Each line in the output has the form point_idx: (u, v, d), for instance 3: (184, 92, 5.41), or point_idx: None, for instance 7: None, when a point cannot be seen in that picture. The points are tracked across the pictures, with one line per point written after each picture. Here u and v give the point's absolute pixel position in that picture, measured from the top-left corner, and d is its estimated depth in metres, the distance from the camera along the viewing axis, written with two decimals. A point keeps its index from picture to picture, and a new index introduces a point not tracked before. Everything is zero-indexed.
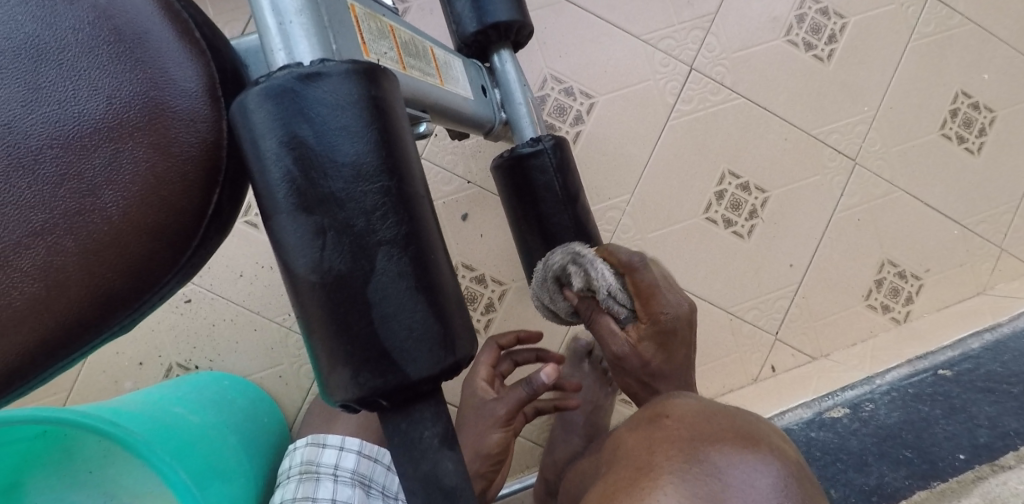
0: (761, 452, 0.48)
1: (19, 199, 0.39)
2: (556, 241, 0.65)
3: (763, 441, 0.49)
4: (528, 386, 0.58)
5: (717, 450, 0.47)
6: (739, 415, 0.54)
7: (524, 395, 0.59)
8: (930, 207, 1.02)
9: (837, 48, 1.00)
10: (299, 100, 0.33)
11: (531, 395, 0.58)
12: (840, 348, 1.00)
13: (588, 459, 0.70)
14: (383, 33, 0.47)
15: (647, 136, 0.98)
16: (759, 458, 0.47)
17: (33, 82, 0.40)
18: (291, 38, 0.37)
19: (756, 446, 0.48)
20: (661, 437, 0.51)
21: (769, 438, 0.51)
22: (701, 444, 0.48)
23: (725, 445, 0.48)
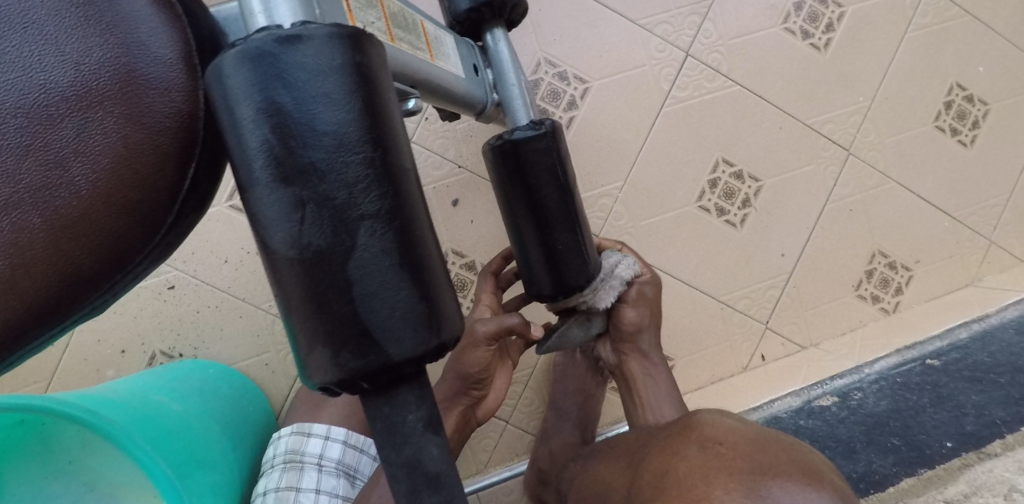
0: (823, 490, 0.50)
1: None
2: (554, 229, 0.64)
3: (825, 478, 0.52)
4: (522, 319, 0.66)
5: (779, 487, 0.49)
6: (793, 447, 0.56)
7: (514, 322, 0.66)
8: (922, 199, 1.01)
9: (834, 37, 0.99)
10: (278, 65, 0.31)
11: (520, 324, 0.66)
12: (830, 338, 0.99)
13: (607, 467, 0.70)
14: (371, 2, 0.45)
15: (641, 122, 0.96)
16: (821, 496, 0.49)
17: None
18: (270, 1, 0.35)
19: (817, 483, 0.50)
20: (719, 467, 0.53)
21: (827, 474, 0.53)
22: (760, 478, 0.50)
23: (788, 479, 0.50)
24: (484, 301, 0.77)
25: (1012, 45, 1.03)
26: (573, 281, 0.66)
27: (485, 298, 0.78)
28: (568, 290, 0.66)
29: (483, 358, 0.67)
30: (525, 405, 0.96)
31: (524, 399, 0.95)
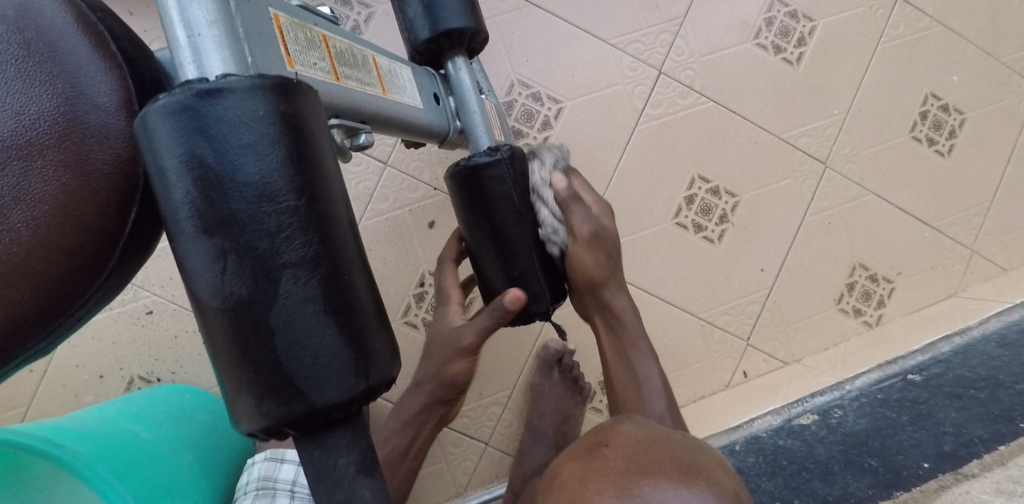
0: (699, 489, 0.45)
1: None
2: (512, 253, 0.64)
3: (704, 476, 0.47)
4: (494, 312, 0.63)
5: (652, 486, 0.44)
6: (682, 444, 0.51)
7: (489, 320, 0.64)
8: (900, 210, 1.01)
9: (807, 51, 0.99)
10: (199, 118, 0.32)
11: (496, 320, 0.63)
12: (812, 353, 0.98)
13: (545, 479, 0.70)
14: (316, 43, 0.45)
15: (615, 141, 0.97)
16: (696, 495, 0.45)
17: None
18: (202, 53, 0.35)
19: (693, 481, 0.46)
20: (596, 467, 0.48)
21: (711, 471, 0.48)
22: (634, 477, 0.45)
23: (662, 479, 0.45)
24: (453, 298, 0.74)
25: (986, 54, 1.03)
26: (527, 309, 0.65)
27: (456, 295, 0.75)
28: (525, 317, 0.66)
29: (467, 370, 0.70)
30: (504, 427, 0.96)
31: (504, 421, 0.96)
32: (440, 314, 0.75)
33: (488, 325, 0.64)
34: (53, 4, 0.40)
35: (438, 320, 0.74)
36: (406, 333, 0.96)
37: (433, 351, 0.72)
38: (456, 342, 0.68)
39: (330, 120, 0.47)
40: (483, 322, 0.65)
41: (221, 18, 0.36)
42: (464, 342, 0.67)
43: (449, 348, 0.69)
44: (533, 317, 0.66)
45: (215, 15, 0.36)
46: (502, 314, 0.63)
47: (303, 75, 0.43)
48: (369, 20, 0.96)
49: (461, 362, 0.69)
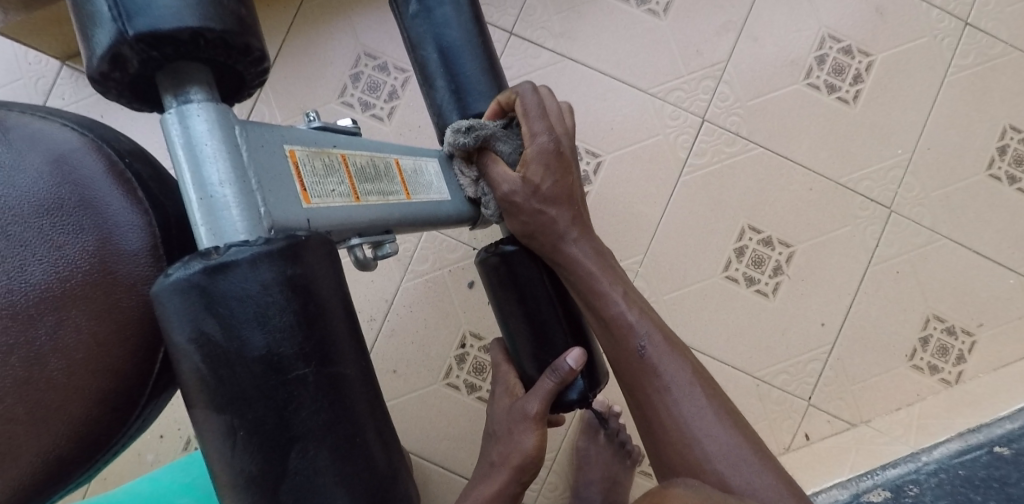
0: None
1: None
2: (548, 339, 0.62)
3: None
4: (554, 373, 0.61)
5: None
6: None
7: (551, 385, 0.61)
8: (980, 255, 0.93)
9: (863, 88, 0.94)
10: (206, 296, 0.31)
11: (558, 383, 0.61)
12: (883, 414, 0.91)
13: None
14: (335, 166, 0.45)
15: (658, 193, 0.93)
16: None
17: None
18: (214, 213, 0.35)
19: None
20: None
21: None
22: None
23: None
24: (504, 372, 0.69)
25: None
26: (566, 399, 0.62)
27: (507, 367, 0.70)
28: (563, 406, 0.63)
29: (534, 444, 0.63)
30: (550, 490, 0.92)
31: (549, 484, 0.92)
32: (493, 394, 0.70)
33: (548, 388, 0.61)
34: (93, 155, 0.41)
35: (495, 403, 0.70)
36: (448, 394, 0.94)
37: (500, 435, 0.68)
38: (518, 417, 0.64)
39: (351, 239, 0.47)
40: (545, 388, 0.61)
41: (236, 174, 0.36)
42: (529, 413, 0.63)
43: (512, 424, 0.65)
44: (571, 405, 0.63)
45: (229, 171, 0.36)
46: (564, 375, 0.60)
47: (321, 207, 0.42)
48: (406, 83, 0.97)
49: (530, 437, 0.63)
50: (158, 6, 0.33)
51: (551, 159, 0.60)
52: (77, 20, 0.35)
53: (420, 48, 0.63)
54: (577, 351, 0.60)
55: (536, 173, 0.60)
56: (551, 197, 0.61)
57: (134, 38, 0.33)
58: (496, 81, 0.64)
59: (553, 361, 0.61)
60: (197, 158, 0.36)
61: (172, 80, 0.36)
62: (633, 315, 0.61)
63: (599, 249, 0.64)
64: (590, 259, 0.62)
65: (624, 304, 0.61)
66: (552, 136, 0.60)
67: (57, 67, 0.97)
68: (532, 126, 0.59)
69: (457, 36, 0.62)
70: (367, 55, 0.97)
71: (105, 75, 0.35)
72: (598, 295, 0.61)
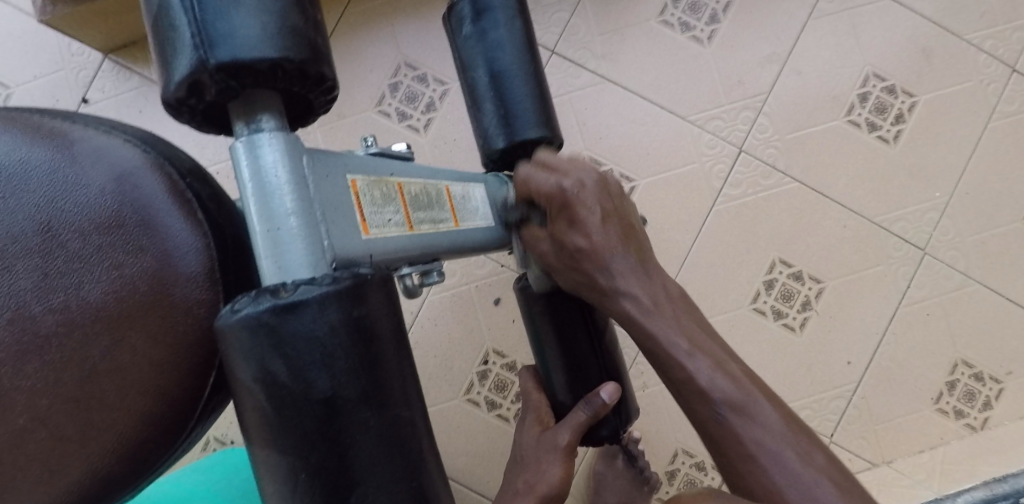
0: None
1: (30, 386, 0.37)
2: (582, 371, 0.63)
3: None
4: (587, 406, 0.61)
5: None
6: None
7: (583, 417, 0.62)
8: (1013, 303, 0.92)
9: (905, 128, 0.93)
10: (274, 336, 0.31)
11: (589, 416, 0.61)
12: (905, 457, 0.90)
13: None
14: (392, 195, 0.45)
15: (690, 221, 0.92)
16: None
17: (43, 268, 0.38)
18: (280, 246, 0.35)
19: None
20: None
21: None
22: None
23: None
24: (536, 401, 0.70)
25: None
26: (598, 432, 0.63)
27: (538, 395, 0.71)
28: (593, 439, 0.64)
29: (560, 475, 0.66)
30: None
31: None
32: (523, 420, 0.72)
33: (580, 420, 0.62)
34: (153, 174, 0.41)
35: (524, 431, 0.72)
36: (468, 410, 0.94)
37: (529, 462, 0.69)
38: (549, 446, 0.66)
39: (403, 268, 0.47)
40: (576, 419, 0.62)
41: (302, 206, 0.36)
42: (559, 443, 0.64)
43: (542, 453, 0.67)
44: (601, 441, 0.63)
45: (297, 204, 0.36)
46: (597, 410, 0.61)
47: (378, 237, 0.42)
48: (444, 96, 0.97)
49: (558, 467, 0.65)
50: (240, 36, 0.33)
51: (578, 215, 0.55)
52: (154, 44, 0.34)
53: (471, 69, 0.65)
54: (611, 386, 0.60)
55: (563, 232, 0.56)
56: (586, 252, 0.55)
57: (214, 67, 0.32)
58: (545, 108, 0.65)
59: (588, 394, 0.62)
60: (266, 189, 0.35)
61: (244, 108, 0.36)
62: (698, 362, 0.53)
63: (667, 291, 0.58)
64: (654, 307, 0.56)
65: (692, 354, 0.53)
66: (567, 188, 0.55)
67: (99, 60, 0.98)
68: (544, 183, 0.55)
69: (509, 60, 0.64)
70: (408, 65, 0.97)
71: (181, 100, 0.34)
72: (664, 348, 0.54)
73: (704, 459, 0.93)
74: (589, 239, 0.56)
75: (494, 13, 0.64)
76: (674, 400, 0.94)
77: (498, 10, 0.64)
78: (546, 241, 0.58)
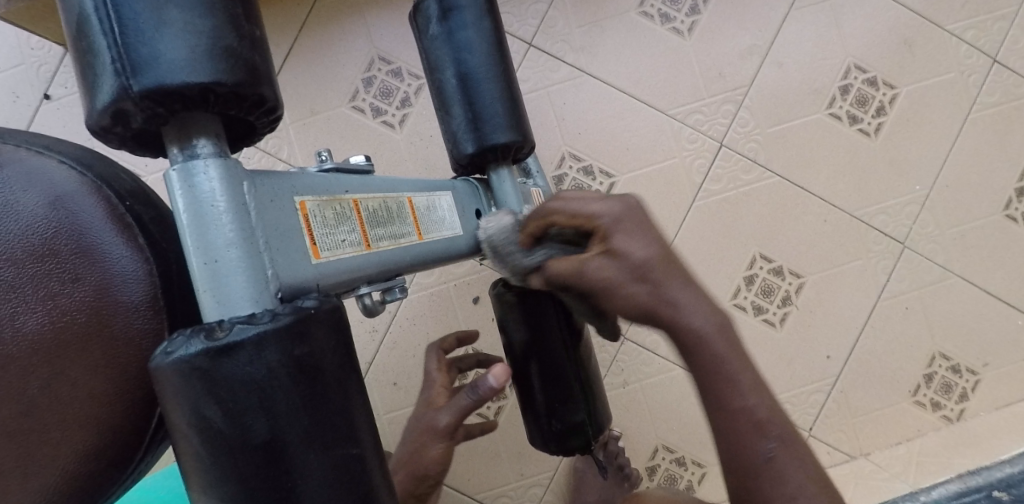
0: None
1: None
2: (554, 380, 0.62)
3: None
4: (473, 391, 0.59)
5: None
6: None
7: (467, 400, 0.60)
8: (990, 295, 0.92)
9: (886, 121, 0.92)
10: (208, 380, 0.29)
11: (475, 400, 0.59)
12: (881, 448, 0.90)
13: None
14: (347, 214, 0.43)
15: (669, 218, 0.92)
16: None
17: None
18: (219, 279, 0.33)
19: None
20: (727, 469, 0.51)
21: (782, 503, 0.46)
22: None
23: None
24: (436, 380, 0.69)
25: None
26: (567, 441, 0.63)
27: None
28: (562, 449, 0.63)
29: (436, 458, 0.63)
30: None
31: None
32: (428, 384, 0.70)
33: (465, 405, 0.60)
34: (90, 197, 0.39)
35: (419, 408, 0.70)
36: None
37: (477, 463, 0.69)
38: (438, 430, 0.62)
39: (362, 288, 0.45)
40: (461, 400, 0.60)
41: (243, 235, 0.34)
42: (439, 423, 0.62)
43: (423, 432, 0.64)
44: (571, 450, 0.63)
45: (236, 234, 0.34)
46: (483, 394, 0.59)
47: (331, 261, 0.40)
48: (419, 90, 0.94)
49: (433, 449, 0.63)
50: (165, 59, 0.31)
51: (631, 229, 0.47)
52: (77, 66, 0.33)
53: (439, 71, 0.63)
54: (501, 370, 0.58)
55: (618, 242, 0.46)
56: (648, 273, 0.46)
57: (138, 94, 0.31)
58: (515, 111, 0.64)
59: (475, 379, 0.59)
60: (202, 219, 0.34)
61: (179, 132, 0.34)
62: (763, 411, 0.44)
63: (716, 344, 0.45)
64: (715, 338, 0.45)
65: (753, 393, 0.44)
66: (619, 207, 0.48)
67: (61, 54, 0.95)
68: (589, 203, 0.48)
69: (477, 62, 0.62)
70: (382, 59, 0.95)
71: (106, 128, 0.33)
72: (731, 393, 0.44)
73: (683, 455, 0.93)
74: (646, 248, 0.46)
75: (461, 12, 0.62)
76: (654, 397, 0.93)
77: (465, 10, 0.62)
78: (598, 255, 0.47)
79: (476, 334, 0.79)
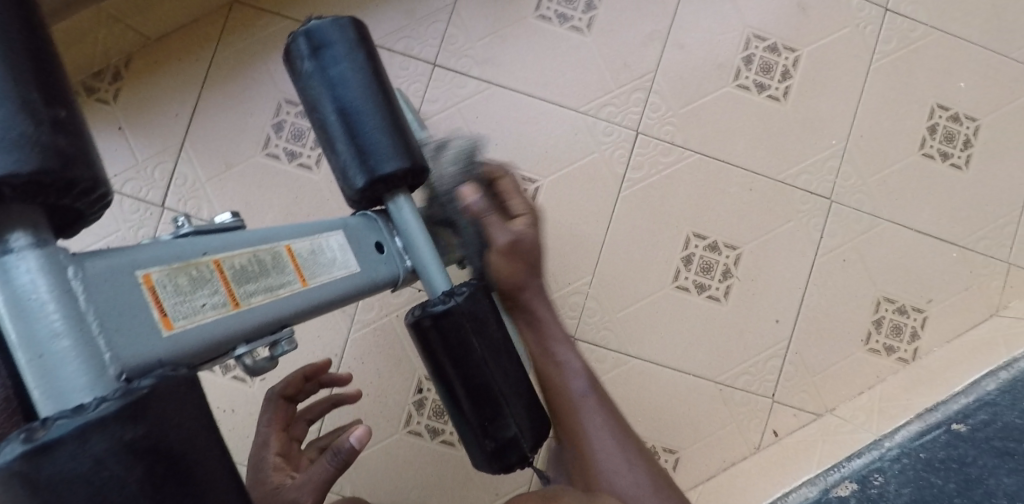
0: None
1: None
2: (482, 400, 0.61)
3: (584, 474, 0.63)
4: (334, 457, 0.57)
5: None
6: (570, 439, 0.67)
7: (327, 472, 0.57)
8: (921, 233, 0.93)
9: (793, 84, 0.94)
10: (31, 483, 0.28)
11: (337, 467, 0.57)
12: (845, 402, 0.90)
13: None
14: (208, 277, 0.42)
15: (598, 212, 0.91)
16: None
17: None
18: (49, 372, 0.32)
19: None
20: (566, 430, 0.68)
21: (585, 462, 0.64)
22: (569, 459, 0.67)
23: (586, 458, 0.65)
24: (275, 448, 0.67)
25: (989, 53, 0.97)
26: (506, 457, 0.62)
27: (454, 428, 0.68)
28: (504, 466, 0.63)
29: None
30: None
31: None
32: (259, 464, 0.67)
33: (327, 475, 0.57)
34: None
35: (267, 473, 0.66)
36: (410, 442, 0.92)
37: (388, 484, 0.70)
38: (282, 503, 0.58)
39: (238, 348, 0.44)
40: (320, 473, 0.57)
41: (71, 323, 0.33)
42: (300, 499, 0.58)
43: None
44: (512, 465, 0.63)
45: (63, 322, 0.33)
46: (345, 457, 0.57)
47: (188, 328, 0.39)
48: None
49: None
50: None
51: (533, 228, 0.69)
52: None
53: (319, 109, 0.62)
54: (361, 431, 0.56)
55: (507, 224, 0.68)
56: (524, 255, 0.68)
57: None
58: (402, 139, 0.63)
59: (336, 443, 0.57)
60: (24, 313, 0.32)
61: None
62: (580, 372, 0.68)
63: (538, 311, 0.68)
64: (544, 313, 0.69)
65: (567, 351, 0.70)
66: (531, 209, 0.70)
67: None
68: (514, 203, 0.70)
69: (355, 95, 0.61)
70: (289, 102, 0.92)
71: None
72: (548, 342, 0.70)
73: None
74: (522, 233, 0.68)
75: (332, 48, 0.61)
76: None
77: (335, 45, 0.61)
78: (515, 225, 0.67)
79: (329, 364, 0.75)
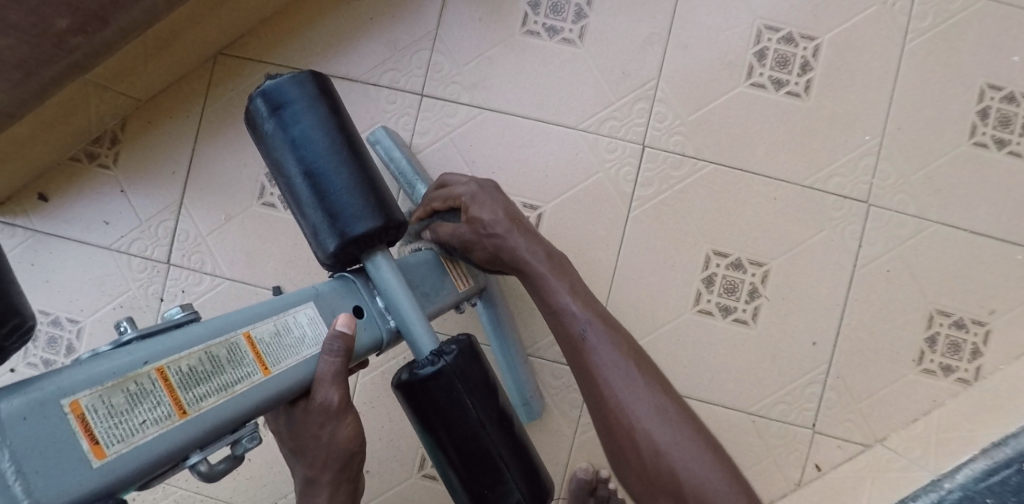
0: None
1: None
2: (478, 467, 0.57)
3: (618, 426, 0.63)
4: (329, 346, 0.51)
5: None
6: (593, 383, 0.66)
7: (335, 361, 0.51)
8: (977, 234, 0.83)
9: (814, 77, 0.85)
10: None
11: (341, 357, 0.51)
12: (898, 430, 0.81)
13: None
14: (150, 389, 0.40)
15: (608, 236, 0.85)
16: None
17: None
18: None
19: None
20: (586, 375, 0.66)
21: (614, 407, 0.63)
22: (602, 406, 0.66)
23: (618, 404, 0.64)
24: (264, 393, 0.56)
25: None
26: None
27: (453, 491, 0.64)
28: None
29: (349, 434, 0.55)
30: None
31: None
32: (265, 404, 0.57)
33: (336, 366, 0.51)
34: None
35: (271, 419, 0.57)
36: (427, 485, 0.89)
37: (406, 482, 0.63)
38: (319, 418, 0.53)
39: (191, 456, 0.43)
40: (326, 366, 0.51)
41: None
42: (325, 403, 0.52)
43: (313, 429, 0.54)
44: None
45: None
46: (341, 342, 0.52)
47: (124, 452, 0.37)
48: None
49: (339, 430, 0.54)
50: None
51: (487, 196, 0.73)
52: None
53: (284, 171, 0.59)
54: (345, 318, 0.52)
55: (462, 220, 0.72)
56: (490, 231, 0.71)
57: None
58: (373, 195, 0.59)
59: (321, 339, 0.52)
60: None
61: None
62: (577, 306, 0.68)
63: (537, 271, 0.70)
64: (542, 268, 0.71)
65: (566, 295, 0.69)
66: (475, 185, 0.74)
67: None
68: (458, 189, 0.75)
69: (320, 154, 0.58)
70: None
71: None
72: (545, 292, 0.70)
73: None
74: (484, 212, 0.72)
75: (291, 106, 0.58)
76: None
77: (295, 103, 0.59)
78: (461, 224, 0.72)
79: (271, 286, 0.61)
